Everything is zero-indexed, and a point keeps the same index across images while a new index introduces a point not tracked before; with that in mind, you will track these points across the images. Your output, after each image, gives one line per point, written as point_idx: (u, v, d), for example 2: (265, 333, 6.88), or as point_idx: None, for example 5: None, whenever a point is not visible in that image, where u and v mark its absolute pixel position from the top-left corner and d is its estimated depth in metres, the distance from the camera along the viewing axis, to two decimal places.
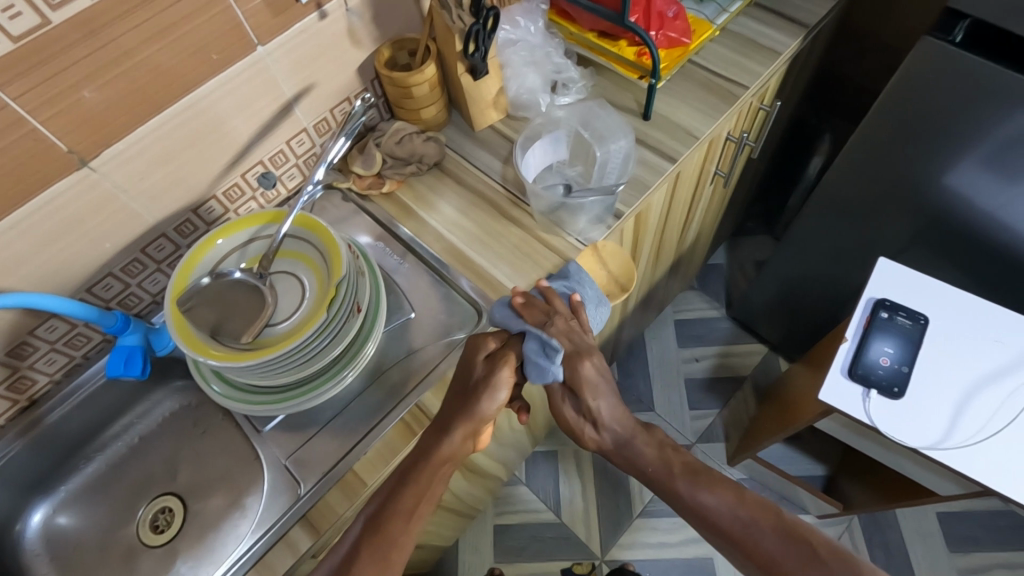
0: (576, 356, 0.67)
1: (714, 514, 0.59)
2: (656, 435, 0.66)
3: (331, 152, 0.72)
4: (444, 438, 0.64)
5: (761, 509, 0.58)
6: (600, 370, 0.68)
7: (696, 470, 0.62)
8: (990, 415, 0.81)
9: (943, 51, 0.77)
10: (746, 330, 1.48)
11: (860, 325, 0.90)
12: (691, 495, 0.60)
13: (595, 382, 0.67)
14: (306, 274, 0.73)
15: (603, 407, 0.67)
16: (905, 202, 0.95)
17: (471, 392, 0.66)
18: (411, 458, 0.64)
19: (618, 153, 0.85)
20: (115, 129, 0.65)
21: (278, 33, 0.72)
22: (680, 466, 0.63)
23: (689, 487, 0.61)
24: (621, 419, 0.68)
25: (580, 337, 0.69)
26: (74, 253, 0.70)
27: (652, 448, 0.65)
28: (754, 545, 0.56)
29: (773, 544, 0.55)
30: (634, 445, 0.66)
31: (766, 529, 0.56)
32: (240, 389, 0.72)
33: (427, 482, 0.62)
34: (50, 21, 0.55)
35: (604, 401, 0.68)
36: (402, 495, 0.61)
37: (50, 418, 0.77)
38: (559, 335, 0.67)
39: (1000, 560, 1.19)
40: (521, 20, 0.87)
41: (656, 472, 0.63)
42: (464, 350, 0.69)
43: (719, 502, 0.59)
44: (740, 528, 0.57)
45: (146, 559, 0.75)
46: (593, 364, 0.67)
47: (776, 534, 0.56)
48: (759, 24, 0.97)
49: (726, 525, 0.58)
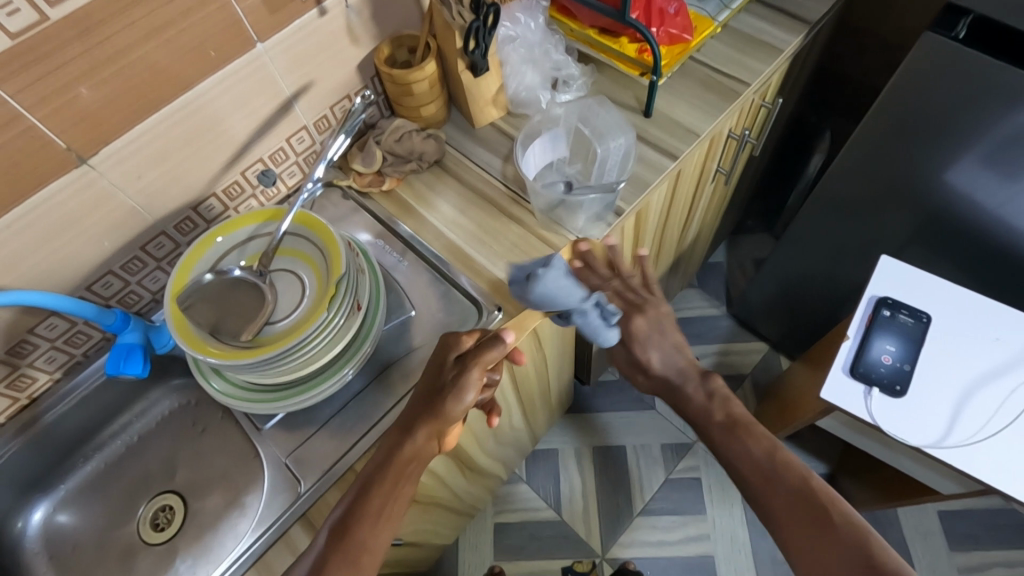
0: (631, 311, 0.77)
1: (746, 463, 0.66)
2: (707, 384, 0.74)
3: (331, 149, 0.71)
4: (407, 437, 0.63)
5: (791, 469, 0.64)
6: (651, 321, 0.77)
7: (736, 424, 0.69)
8: (991, 415, 0.81)
9: (947, 48, 0.76)
10: (746, 329, 1.48)
11: (861, 323, 0.90)
12: (728, 443, 0.68)
13: (648, 334, 0.76)
14: (305, 272, 0.73)
15: (653, 355, 0.77)
16: (906, 199, 0.95)
17: (438, 392, 0.64)
18: (377, 459, 0.63)
19: (617, 150, 0.86)
20: (114, 127, 0.65)
21: (277, 30, 0.72)
22: (721, 417, 0.71)
23: (725, 436, 0.69)
24: (674, 364, 0.76)
25: (636, 294, 0.78)
26: (73, 251, 0.70)
27: (699, 396, 0.73)
28: (770, 494, 0.63)
29: (787, 498, 0.62)
30: (682, 391, 0.75)
31: (786, 485, 0.62)
32: (239, 387, 0.72)
33: (390, 482, 0.61)
34: (48, 18, 0.55)
35: (657, 349, 0.77)
36: (368, 497, 0.60)
37: (50, 417, 0.77)
38: (613, 296, 0.77)
39: (1000, 559, 1.19)
40: (521, 17, 0.86)
41: (698, 417, 0.72)
42: (437, 349, 0.68)
43: (755, 452, 0.66)
44: (765, 479, 0.64)
45: (145, 558, 0.75)
46: (646, 317, 0.76)
47: (793, 493, 0.62)
48: (759, 22, 0.97)
49: (753, 474, 0.65)
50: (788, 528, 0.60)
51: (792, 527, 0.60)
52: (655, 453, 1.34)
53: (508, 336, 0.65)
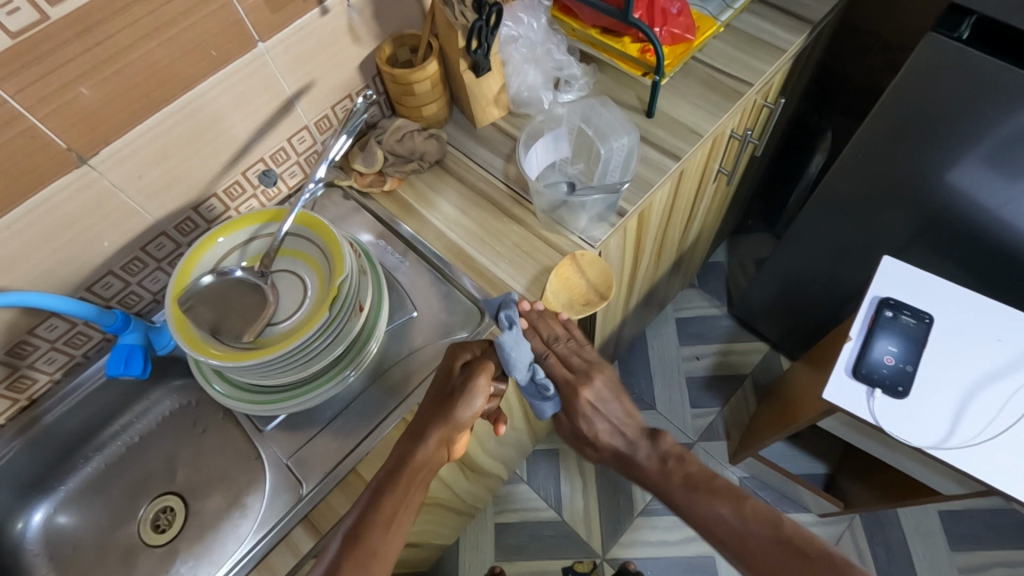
0: (576, 383, 0.71)
1: (717, 526, 0.60)
2: (659, 446, 0.68)
3: (333, 150, 0.71)
4: (417, 446, 0.62)
5: (761, 518, 0.59)
6: (599, 394, 0.71)
7: (698, 481, 0.64)
8: (993, 415, 0.81)
9: (950, 48, 0.76)
10: (746, 328, 1.48)
11: (863, 325, 0.90)
12: (694, 505, 0.62)
13: (595, 407, 0.71)
14: (306, 273, 0.73)
15: (598, 427, 0.71)
16: (908, 199, 0.95)
17: (445, 399, 0.64)
18: (389, 466, 0.62)
19: (620, 151, 0.85)
20: (114, 127, 0.65)
21: (278, 29, 0.71)
22: (679, 479, 0.65)
23: (686, 494, 0.63)
24: (624, 432, 0.70)
25: (584, 359, 0.73)
26: (73, 251, 0.69)
27: (653, 463, 0.67)
28: (752, 551, 0.58)
29: (767, 549, 0.57)
30: (635, 459, 0.69)
31: (762, 538, 0.58)
32: (241, 388, 0.72)
33: (402, 489, 0.61)
34: (48, 17, 0.55)
35: (604, 418, 0.71)
36: (378, 503, 0.60)
37: (49, 417, 0.77)
38: (558, 364, 0.72)
39: (1000, 559, 1.19)
40: (524, 17, 0.86)
41: (658, 485, 0.66)
42: (445, 357, 0.69)
43: (724, 511, 0.61)
44: (737, 537, 0.59)
45: (146, 559, 0.75)
46: (592, 389, 0.71)
47: (773, 542, 0.57)
48: (762, 21, 0.97)
49: (724, 533, 0.60)
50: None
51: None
52: None
53: None
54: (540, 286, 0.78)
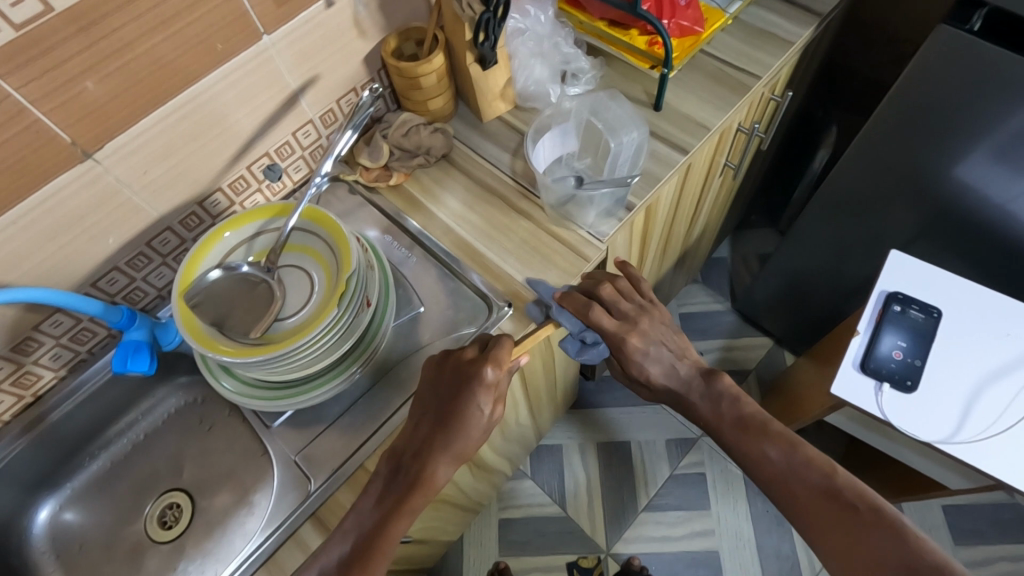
0: (623, 333, 0.70)
1: (763, 464, 0.64)
2: (713, 387, 0.70)
3: (339, 145, 0.71)
4: (429, 468, 0.61)
5: (813, 466, 0.61)
6: (647, 337, 0.71)
7: (750, 426, 0.66)
8: (1001, 411, 0.80)
9: (958, 40, 0.75)
10: (751, 324, 1.47)
11: (871, 319, 0.89)
12: (746, 444, 0.65)
13: (647, 351, 0.71)
14: (314, 269, 0.72)
15: (653, 370, 0.71)
16: (916, 194, 0.94)
17: (463, 421, 0.61)
18: (400, 484, 0.61)
19: (629, 145, 0.84)
20: (119, 120, 0.64)
21: (283, 22, 0.70)
22: (732, 417, 0.68)
23: (739, 437, 0.66)
24: (678, 374, 0.72)
25: (623, 308, 0.71)
26: (79, 247, 0.69)
27: (707, 402, 0.70)
28: (795, 490, 0.61)
29: (810, 497, 0.60)
30: (688, 398, 0.71)
31: (809, 485, 0.60)
32: (249, 385, 0.71)
33: (414, 510, 0.60)
34: (52, 10, 0.54)
35: (656, 362, 0.71)
36: (392, 526, 0.59)
37: (56, 414, 0.76)
38: (606, 310, 0.70)
39: (1004, 553, 1.19)
40: (531, 9, 0.85)
41: (712, 427, 0.69)
42: (461, 373, 0.63)
43: (772, 453, 0.63)
44: (785, 480, 0.62)
45: (153, 557, 0.74)
46: (640, 335, 0.70)
47: (821, 488, 0.60)
48: (770, 15, 0.96)
49: (772, 475, 0.63)
50: (813, 520, 0.59)
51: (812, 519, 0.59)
52: (660, 449, 1.34)
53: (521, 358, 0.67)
54: (548, 282, 0.77)
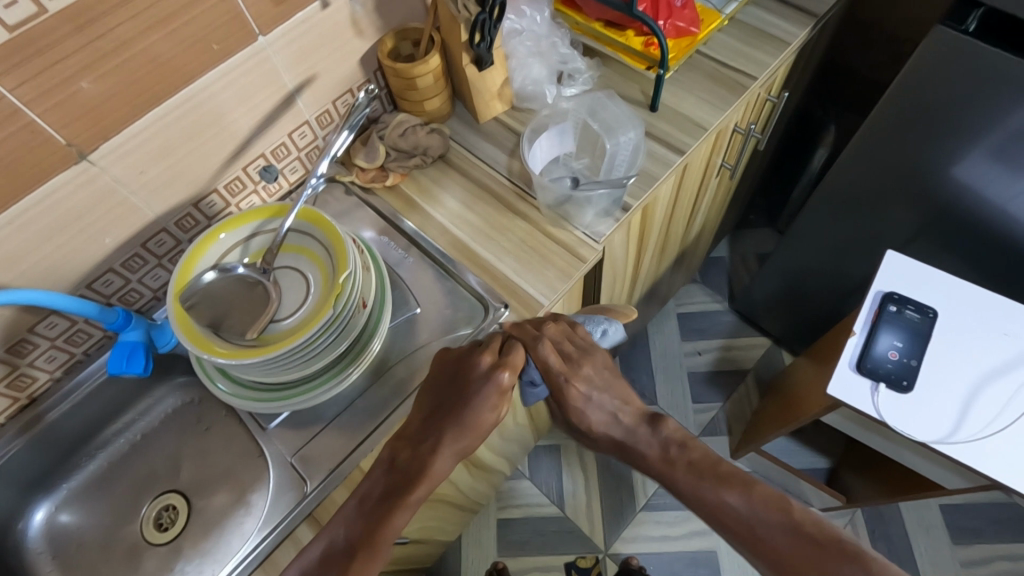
0: (566, 376, 0.66)
1: (722, 512, 0.56)
2: (659, 433, 0.63)
3: (335, 145, 0.71)
4: (435, 460, 0.61)
5: (771, 505, 0.55)
6: (591, 382, 0.66)
7: (704, 468, 0.59)
8: (998, 411, 0.80)
9: (954, 40, 0.75)
10: (749, 324, 1.47)
11: (868, 319, 0.89)
12: (699, 491, 0.58)
13: (587, 398, 0.66)
14: (309, 270, 0.72)
15: (593, 419, 0.67)
16: (913, 194, 0.94)
17: (474, 417, 0.62)
18: (402, 478, 0.60)
19: (626, 145, 0.84)
20: (115, 121, 0.64)
21: (280, 23, 0.70)
22: (684, 464, 0.60)
23: (691, 484, 0.59)
24: (621, 421, 0.66)
25: (567, 347, 0.67)
26: (75, 248, 0.69)
27: (656, 449, 0.62)
28: (762, 543, 0.54)
29: (780, 543, 0.53)
30: (636, 444, 0.64)
31: (776, 529, 0.53)
32: (245, 386, 0.71)
33: (416, 503, 0.59)
34: (47, 10, 0.54)
35: (599, 409, 0.66)
36: (394, 517, 0.57)
37: (52, 416, 0.76)
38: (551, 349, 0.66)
39: (1002, 552, 1.19)
40: (527, 10, 0.85)
41: (661, 474, 0.61)
42: (478, 374, 0.64)
43: (732, 499, 0.56)
44: (748, 525, 0.55)
45: (150, 558, 0.74)
46: (583, 379, 0.66)
47: (787, 530, 0.53)
48: (767, 15, 0.96)
49: (733, 523, 0.55)
50: (789, 570, 0.52)
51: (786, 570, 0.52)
52: None
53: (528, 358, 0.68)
54: (545, 283, 0.77)
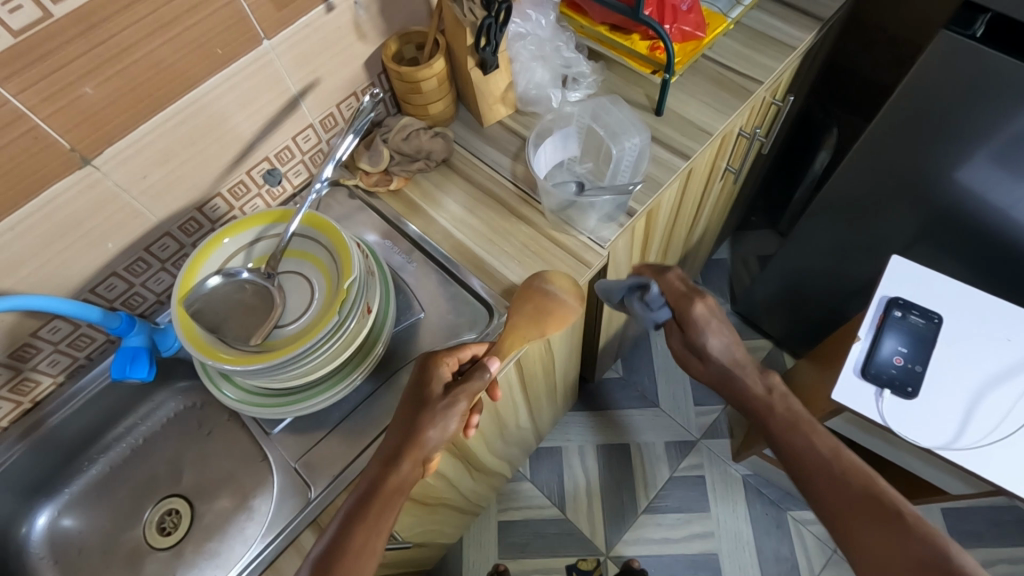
0: (691, 296, 0.67)
1: (807, 453, 0.61)
2: (767, 379, 0.67)
3: (339, 149, 0.71)
4: (392, 467, 0.57)
5: (855, 467, 0.59)
6: (714, 309, 0.67)
7: (795, 420, 0.64)
8: (1001, 418, 0.80)
9: (962, 45, 0.75)
10: (751, 326, 1.47)
11: (872, 325, 0.89)
12: (788, 433, 0.63)
13: (709, 320, 0.67)
14: (314, 275, 0.72)
15: (712, 342, 0.67)
16: (919, 198, 0.94)
17: (420, 412, 0.60)
18: (360, 490, 0.57)
19: (631, 151, 0.84)
20: (118, 126, 0.64)
21: (283, 27, 0.70)
22: (782, 411, 0.65)
23: (782, 430, 0.64)
24: (732, 354, 0.67)
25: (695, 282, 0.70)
26: (75, 253, 0.68)
27: (759, 387, 0.66)
28: (831, 489, 0.58)
29: (849, 493, 0.57)
30: (737, 377, 0.67)
31: (850, 481, 0.58)
32: (249, 392, 0.71)
33: (373, 520, 0.55)
34: (51, 16, 0.53)
35: (717, 336, 0.67)
36: (351, 535, 0.54)
37: (54, 420, 0.76)
38: (671, 282, 0.69)
39: (1003, 555, 1.19)
40: (532, 13, 0.85)
41: (758, 408, 0.66)
42: (412, 376, 0.65)
43: (820, 445, 0.61)
44: (827, 471, 0.59)
45: (152, 562, 0.74)
46: (707, 304, 0.67)
47: (862, 486, 0.57)
48: (772, 19, 0.96)
49: (813, 463, 0.60)
50: (843, 518, 0.57)
51: (850, 516, 0.56)
52: (659, 452, 1.33)
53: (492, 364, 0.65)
54: None
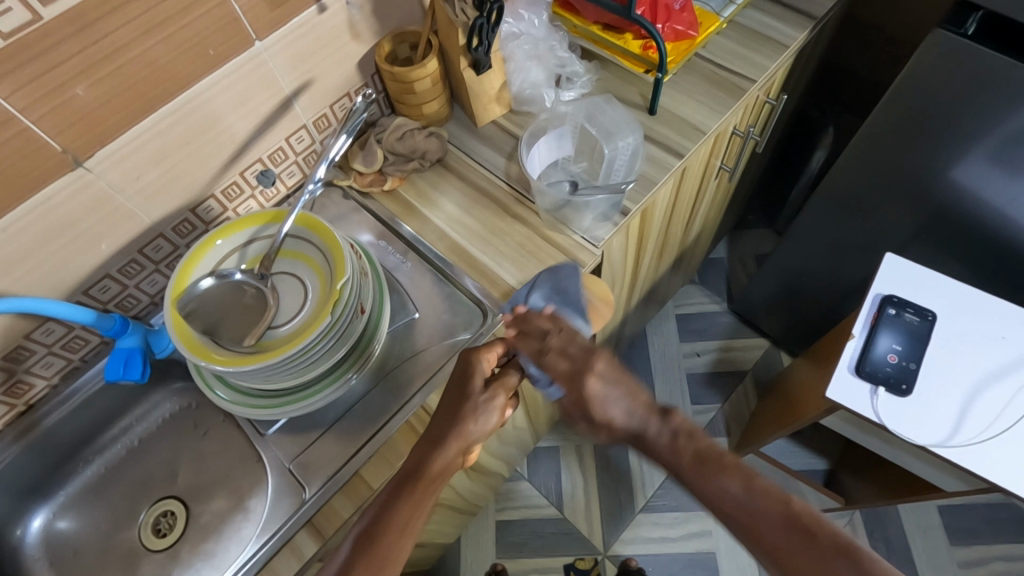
0: (579, 372, 0.63)
1: (726, 502, 0.55)
2: (670, 422, 0.60)
3: (332, 150, 0.71)
4: (435, 452, 0.60)
5: (770, 496, 0.54)
6: (605, 378, 0.62)
7: (708, 458, 0.57)
8: (996, 414, 0.80)
9: (955, 43, 0.75)
10: (748, 324, 1.47)
11: (866, 323, 0.90)
12: (702, 481, 0.57)
13: (601, 397, 0.62)
14: (308, 276, 0.72)
15: (614, 412, 0.62)
16: (913, 197, 0.94)
17: (462, 401, 0.63)
18: (400, 475, 0.60)
19: (625, 150, 0.85)
20: (111, 127, 0.64)
21: (276, 27, 0.70)
22: (692, 457, 0.58)
23: (697, 474, 0.57)
24: (636, 414, 0.62)
25: (576, 350, 0.64)
26: (69, 254, 0.68)
27: (666, 439, 0.60)
28: (760, 531, 0.53)
29: (777, 532, 0.52)
30: (646, 437, 0.61)
31: (773, 520, 0.53)
32: (244, 393, 0.71)
33: (417, 500, 0.57)
34: (41, 17, 0.53)
35: (615, 404, 0.62)
36: (395, 513, 0.56)
37: (49, 422, 0.76)
38: (557, 356, 0.64)
39: (1000, 552, 1.20)
40: (525, 13, 0.84)
41: (669, 465, 0.59)
42: (456, 368, 0.66)
43: (733, 488, 0.55)
44: (749, 517, 0.54)
45: (148, 563, 0.74)
46: (596, 376, 0.62)
47: (785, 523, 0.52)
48: (766, 17, 0.96)
49: (734, 510, 0.55)
50: (783, 560, 0.52)
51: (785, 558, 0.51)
52: None
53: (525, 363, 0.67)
54: None
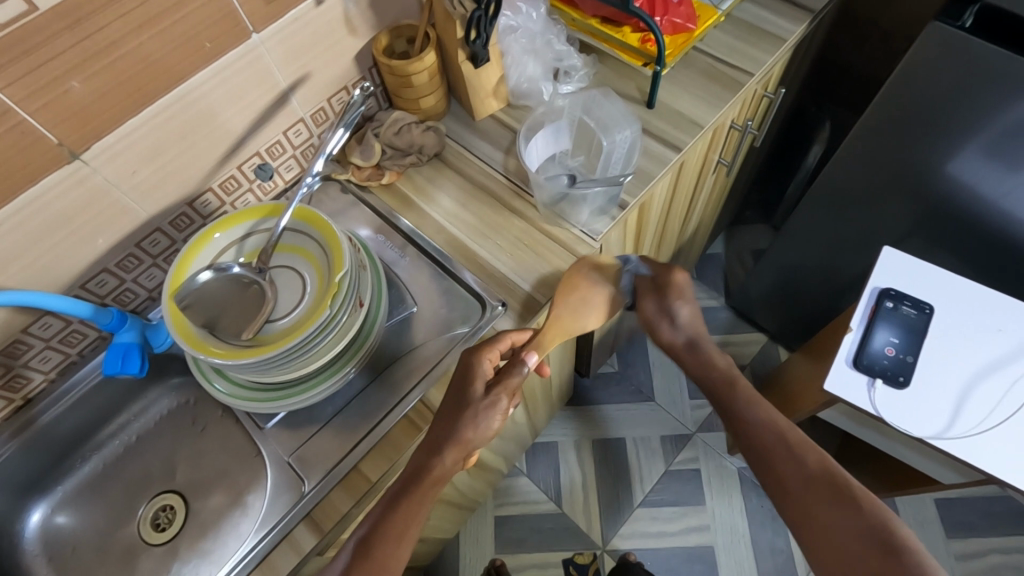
0: (666, 272, 0.79)
1: (761, 434, 0.66)
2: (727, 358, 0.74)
3: (330, 143, 0.71)
4: (435, 459, 0.61)
5: (808, 446, 0.64)
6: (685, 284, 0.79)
7: (757, 403, 0.69)
8: (993, 406, 0.81)
9: (952, 35, 0.75)
10: (745, 319, 1.48)
11: (863, 316, 0.90)
12: (746, 414, 0.68)
13: (683, 287, 0.78)
14: (306, 269, 0.72)
15: (682, 313, 0.77)
16: (910, 191, 0.94)
17: (461, 409, 0.62)
18: (405, 475, 0.61)
19: (623, 143, 0.85)
20: (106, 121, 0.63)
21: (272, 20, 0.70)
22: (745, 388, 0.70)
23: (748, 406, 0.69)
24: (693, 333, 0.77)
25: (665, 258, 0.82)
26: (66, 249, 0.68)
27: (718, 368, 0.73)
28: (786, 465, 0.63)
29: (802, 471, 0.62)
30: (710, 360, 0.74)
31: (804, 462, 0.62)
32: (241, 386, 0.71)
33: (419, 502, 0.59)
34: (36, 9, 0.53)
35: (686, 310, 0.77)
36: (390, 519, 0.58)
37: (46, 418, 0.76)
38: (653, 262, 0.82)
39: (996, 545, 1.20)
40: (523, 7, 0.83)
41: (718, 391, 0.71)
42: (457, 371, 0.66)
43: (773, 426, 0.66)
44: (781, 453, 0.64)
45: (147, 559, 0.74)
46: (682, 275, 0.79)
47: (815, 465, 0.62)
48: (763, 11, 0.96)
49: (770, 443, 0.65)
50: (794, 490, 0.61)
51: (794, 487, 0.61)
52: (654, 445, 1.34)
53: (530, 359, 0.66)
54: (545, 283, 0.78)
